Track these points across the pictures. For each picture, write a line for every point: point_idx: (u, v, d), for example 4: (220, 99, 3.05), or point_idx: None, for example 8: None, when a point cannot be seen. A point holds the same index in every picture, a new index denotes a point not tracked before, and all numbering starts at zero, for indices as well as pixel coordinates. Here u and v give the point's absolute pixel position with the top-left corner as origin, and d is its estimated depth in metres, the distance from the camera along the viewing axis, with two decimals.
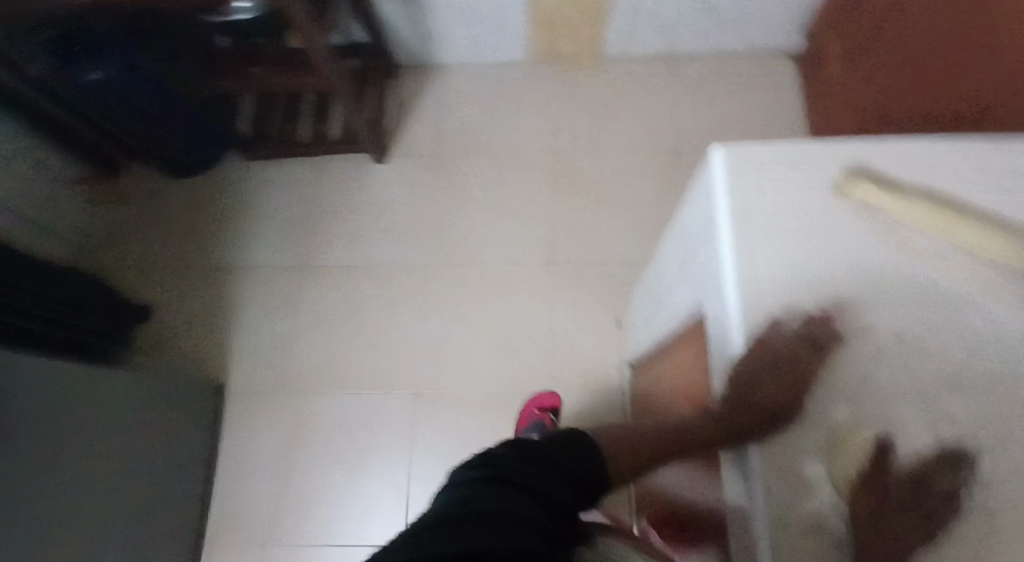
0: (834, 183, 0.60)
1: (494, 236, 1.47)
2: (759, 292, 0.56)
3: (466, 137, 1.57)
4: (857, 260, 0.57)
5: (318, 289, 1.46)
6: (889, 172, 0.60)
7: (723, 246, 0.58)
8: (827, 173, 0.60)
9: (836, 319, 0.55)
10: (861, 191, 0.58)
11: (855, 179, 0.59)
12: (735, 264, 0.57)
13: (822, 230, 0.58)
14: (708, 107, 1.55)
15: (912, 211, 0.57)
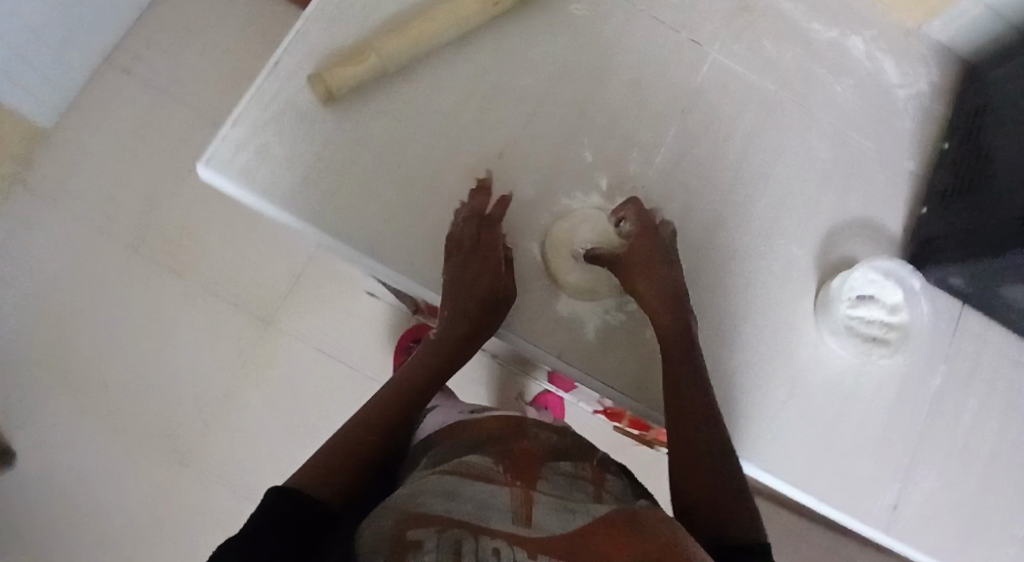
0: (267, 114, 0.66)
1: (195, 286, 1.14)
2: (372, 230, 0.65)
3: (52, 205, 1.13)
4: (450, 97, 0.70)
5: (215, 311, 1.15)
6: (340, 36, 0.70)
7: (334, 234, 0.65)
8: (291, 100, 0.67)
9: (485, 181, 0.66)
10: (256, 111, 0.66)
11: (292, 102, 0.66)
12: (353, 213, 0.65)
13: (307, 166, 0.65)
14: None
15: (355, 75, 0.66)
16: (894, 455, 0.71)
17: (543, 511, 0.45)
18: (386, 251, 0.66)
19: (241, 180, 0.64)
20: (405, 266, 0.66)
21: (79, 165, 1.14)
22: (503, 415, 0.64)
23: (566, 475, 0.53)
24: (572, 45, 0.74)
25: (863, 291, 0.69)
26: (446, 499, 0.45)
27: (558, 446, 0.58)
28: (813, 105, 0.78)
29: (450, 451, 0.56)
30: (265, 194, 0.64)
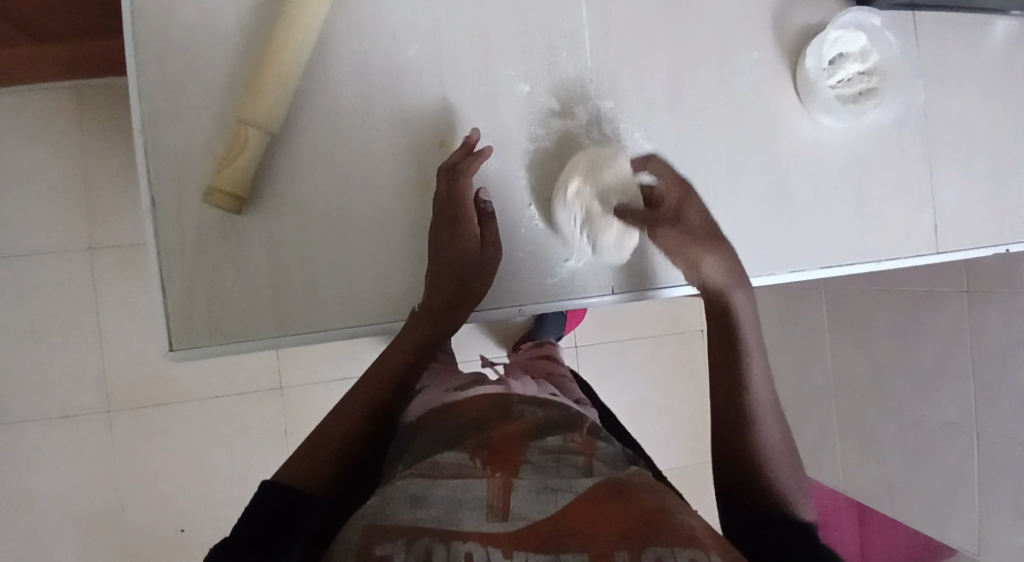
0: (179, 250, 0.55)
1: (105, 332, 1.22)
2: (334, 299, 0.58)
3: (88, 374, 1.22)
4: (377, 87, 0.59)
5: (255, 423, 1.29)
6: (206, 30, 0.56)
7: (337, 290, 0.58)
8: (195, 223, 0.55)
9: (471, 139, 0.60)
10: (158, 228, 0.55)
11: (187, 187, 0.55)
12: (315, 298, 0.58)
13: (247, 285, 0.56)
14: (27, 123, 1.18)
15: (244, 167, 0.54)
16: (905, 133, 0.72)
17: (522, 500, 0.44)
18: (342, 313, 0.58)
19: (217, 354, 0.56)
20: (380, 314, 0.59)
21: (18, 309, 1.19)
22: (488, 394, 0.62)
23: (552, 452, 0.51)
24: (519, 9, 0.63)
25: (835, 52, 0.68)
26: (410, 507, 0.43)
27: (544, 423, 0.57)
28: (789, 72, 0.70)
29: (432, 441, 0.53)
30: (215, 342, 0.56)
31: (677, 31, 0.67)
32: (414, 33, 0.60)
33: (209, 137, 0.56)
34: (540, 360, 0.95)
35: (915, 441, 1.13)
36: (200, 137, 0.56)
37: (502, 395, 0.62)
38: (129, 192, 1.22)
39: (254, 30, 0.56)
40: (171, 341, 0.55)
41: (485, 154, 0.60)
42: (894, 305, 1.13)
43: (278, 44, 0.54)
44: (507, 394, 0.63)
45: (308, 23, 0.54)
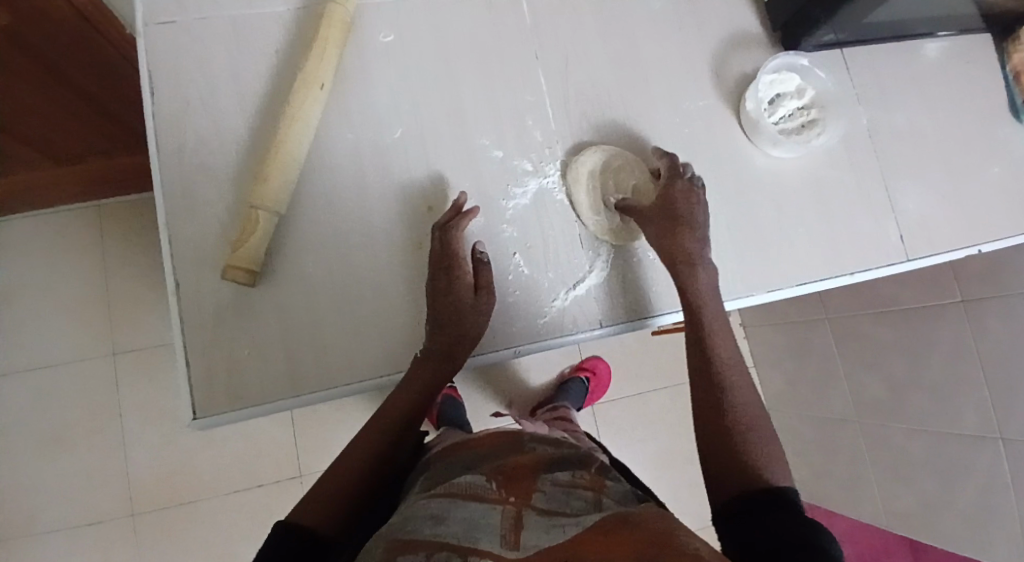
0: (202, 326, 0.61)
1: (130, 435, 1.26)
2: (343, 357, 0.63)
3: (115, 477, 1.25)
4: (368, 166, 0.67)
5: (281, 509, 1.29)
6: (216, 137, 0.65)
7: (348, 347, 0.63)
8: (215, 302, 0.62)
9: (459, 200, 0.66)
10: (183, 308, 0.61)
11: (206, 269, 0.62)
12: (326, 357, 0.63)
13: (264, 351, 0.62)
14: (56, 246, 1.28)
15: (256, 246, 0.61)
16: (854, 154, 0.79)
17: (532, 528, 0.47)
18: (354, 369, 0.63)
19: (241, 416, 0.61)
20: (387, 367, 0.64)
21: (47, 423, 1.24)
22: (502, 432, 0.67)
23: (563, 485, 0.54)
24: (486, 90, 0.72)
25: (774, 92, 0.77)
26: (432, 523, 0.46)
27: (555, 459, 0.60)
28: (735, 114, 0.78)
29: (448, 472, 0.57)
30: (236, 408, 0.60)
31: (629, 91, 0.76)
32: (397, 118, 0.69)
33: (225, 224, 0.63)
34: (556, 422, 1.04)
35: (941, 453, 1.12)
36: (217, 225, 0.63)
37: (514, 431, 0.67)
38: (150, 297, 1.30)
39: (258, 130, 0.65)
40: (196, 409, 0.60)
41: (473, 212, 0.65)
42: (897, 320, 1.16)
43: (279, 138, 0.62)
44: (518, 433, 0.67)
45: (305, 118, 0.63)
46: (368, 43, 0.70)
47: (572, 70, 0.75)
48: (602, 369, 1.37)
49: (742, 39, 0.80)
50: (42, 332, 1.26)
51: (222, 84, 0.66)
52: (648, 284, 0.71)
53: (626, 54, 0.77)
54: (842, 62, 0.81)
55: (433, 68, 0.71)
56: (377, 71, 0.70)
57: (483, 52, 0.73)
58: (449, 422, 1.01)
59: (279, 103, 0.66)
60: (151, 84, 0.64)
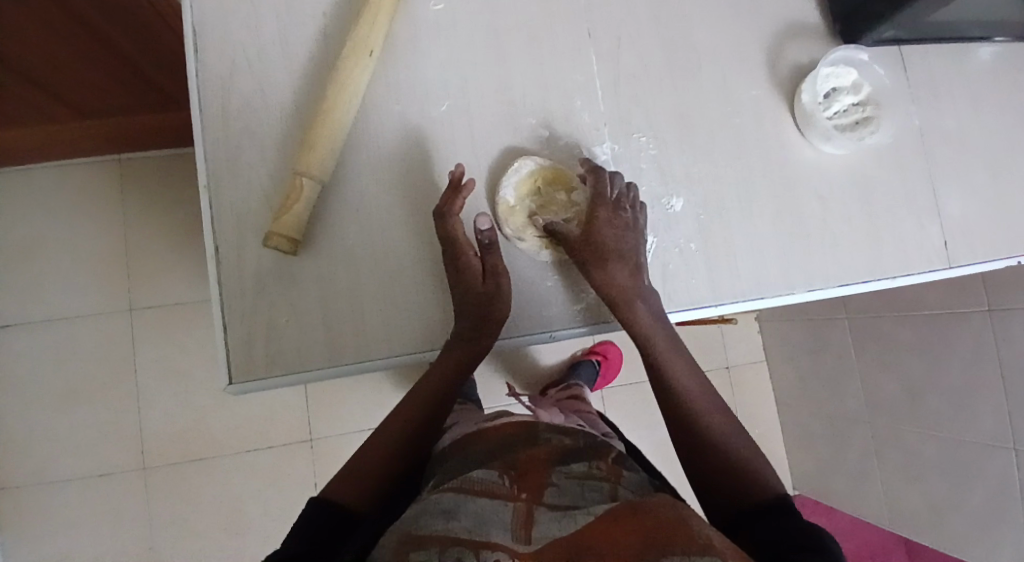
0: (240, 292, 0.60)
1: (144, 390, 1.27)
2: (379, 331, 0.63)
3: (129, 430, 1.26)
4: (413, 139, 0.66)
5: (290, 473, 1.31)
6: (261, 99, 0.63)
7: (385, 321, 0.63)
8: (254, 268, 0.61)
9: (454, 176, 0.63)
10: (223, 273, 0.60)
11: (247, 233, 0.61)
12: (363, 330, 0.62)
13: (302, 320, 0.61)
14: (79, 198, 1.28)
15: (300, 213, 0.60)
16: (904, 155, 0.77)
17: (542, 524, 0.47)
18: (390, 345, 0.63)
19: (277, 385, 0.61)
20: (421, 343, 0.64)
21: (63, 373, 1.25)
22: (518, 422, 0.66)
23: (578, 477, 0.54)
24: (535, 67, 0.70)
25: (830, 86, 0.75)
26: (443, 518, 0.46)
27: (570, 449, 0.60)
28: (786, 106, 0.75)
29: (465, 462, 0.57)
30: (272, 375, 0.60)
31: (680, 76, 0.74)
32: (442, 91, 0.67)
33: (267, 189, 0.62)
34: (567, 401, 1.02)
35: (952, 461, 1.12)
36: (259, 189, 0.62)
37: (530, 421, 0.66)
38: (169, 256, 1.30)
39: (303, 94, 0.64)
40: (235, 375, 0.60)
41: (470, 186, 0.62)
42: (919, 325, 1.15)
43: (327, 104, 0.61)
44: (535, 423, 0.66)
45: (354, 85, 0.62)
46: (417, 12, 0.68)
47: (623, 52, 0.73)
48: (615, 354, 1.37)
49: (799, 29, 0.77)
50: (62, 282, 1.26)
51: (269, 44, 0.64)
52: (685, 277, 0.70)
53: (680, 37, 0.74)
54: (899, 58, 0.79)
55: (482, 41, 0.69)
56: (426, 41, 0.68)
57: (534, 27, 0.71)
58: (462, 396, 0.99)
59: (325, 69, 0.64)
60: (196, 39, 0.63)
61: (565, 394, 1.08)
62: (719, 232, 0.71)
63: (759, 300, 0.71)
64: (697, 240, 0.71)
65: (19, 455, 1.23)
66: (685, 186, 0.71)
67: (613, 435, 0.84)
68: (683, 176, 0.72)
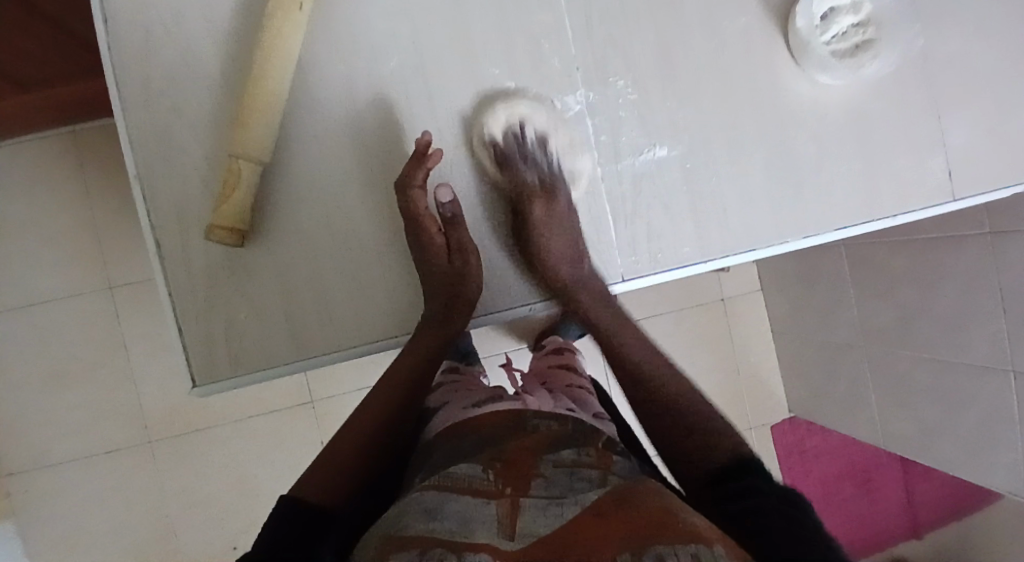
0: (192, 290, 0.56)
1: (134, 369, 1.25)
2: (347, 321, 0.58)
3: (119, 409, 1.25)
4: (362, 103, 0.59)
5: (287, 439, 1.30)
6: (185, 69, 0.56)
7: (354, 307, 0.59)
8: (201, 263, 0.56)
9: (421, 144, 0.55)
10: (169, 270, 0.56)
11: (189, 225, 0.56)
12: (328, 320, 0.58)
13: (263, 315, 0.57)
14: (31, 175, 1.20)
15: (242, 202, 0.54)
16: (907, 79, 0.70)
17: (527, 521, 0.43)
18: (360, 334, 0.59)
19: (244, 384, 0.57)
20: (394, 329, 0.60)
21: (47, 358, 1.22)
22: (504, 409, 0.63)
23: (568, 466, 0.50)
24: (495, 7, 0.62)
25: (826, 8, 0.67)
26: (424, 517, 0.43)
27: (560, 437, 0.56)
28: (778, 31, 0.68)
29: (448, 458, 0.53)
30: (237, 375, 0.57)
31: (659, 4, 0.65)
32: (390, 44, 0.60)
33: (204, 176, 0.56)
34: (556, 370, 0.94)
35: (950, 386, 1.10)
36: (196, 175, 0.56)
37: (517, 409, 0.62)
38: (136, 230, 1.24)
39: (231, 61, 0.56)
40: (200, 379, 0.56)
41: (436, 157, 0.56)
42: (914, 250, 1.10)
43: (257, 73, 0.54)
44: (520, 410, 0.62)
45: (285, 47, 0.54)
46: None
47: None
48: None
49: None
50: (26, 264, 1.21)
51: (187, 4, 0.56)
52: (674, 236, 0.65)
53: None
54: None
55: None
56: None
57: None
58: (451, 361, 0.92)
59: (253, 31, 0.57)
60: (102, 4, 0.55)
61: (553, 347, 1.05)
62: (707, 182, 0.66)
63: (751, 253, 0.67)
64: (683, 194, 0.65)
65: (18, 441, 1.22)
66: (670, 134, 0.65)
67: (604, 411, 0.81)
68: (668, 122, 0.65)
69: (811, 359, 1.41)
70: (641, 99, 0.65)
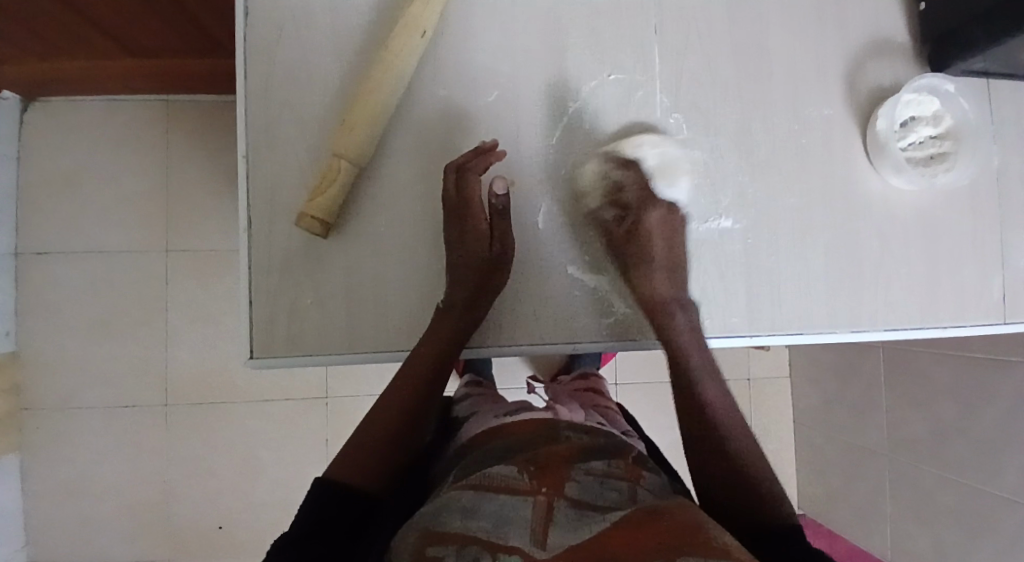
0: (270, 270, 0.60)
1: (172, 331, 1.29)
2: (403, 325, 0.62)
3: (149, 367, 1.29)
4: (456, 127, 0.63)
5: (298, 428, 1.33)
6: (307, 70, 0.61)
7: (410, 312, 0.62)
8: (280, 246, 0.60)
9: (483, 145, 0.61)
10: (253, 248, 0.60)
11: (280, 209, 0.60)
12: (386, 322, 0.61)
13: (327, 304, 0.60)
14: (121, 133, 1.27)
15: (335, 197, 0.58)
16: (975, 197, 0.72)
17: (560, 523, 0.45)
18: (409, 339, 0.62)
19: (297, 365, 0.60)
20: None
21: (95, 306, 1.27)
22: (536, 418, 0.65)
23: (597, 475, 0.51)
24: (594, 63, 0.66)
25: (907, 116, 0.69)
26: (462, 516, 0.45)
27: (592, 446, 0.57)
28: (856, 130, 0.70)
29: (483, 458, 0.55)
30: (291, 355, 0.60)
31: (748, 85, 0.69)
32: (492, 80, 0.64)
33: (304, 167, 0.61)
34: (584, 392, 0.95)
35: (971, 510, 1.08)
36: (296, 166, 0.61)
37: (548, 418, 0.65)
38: (204, 202, 1.30)
39: (348, 71, 0.62)
40: (261, 354, 0.59)
41: (499, 154, 0.61)
42: (957, 365, 1.09)
43: (372, 87, 0.58)
44: (554, 419, 0.65)
45: (401, 68, 0.59)
46: None
47: (691, 51, 0.68)
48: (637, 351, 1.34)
49: (885, 48, 0.71)
50: (95, 214, 1.27)
51: (320, 11, 0.62)
52: (726, 302, 0.67)
53: (754, 43, 0.69)
54: (985, 93, 0.73)
55: (541, 27, 0.65)
56: (481, 23, 0.64)
57: (598, 17, 0.66)
58: (471, 374, 0.98)
59: (372, 49, 0.62)
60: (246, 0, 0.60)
61: (576, 374, 1.06)
62: (764, 261, 0.68)
63: (798, 335, 0.67)
64: (740, 265, 0.67)
65: (50, 378, 1.27)
66: (739, 208, 0.68)
67: (631, 432, 0.83)
68: (740, 195, 0.68)
69: (830, 455, 1.38)
70: (717, 170, 0.67)
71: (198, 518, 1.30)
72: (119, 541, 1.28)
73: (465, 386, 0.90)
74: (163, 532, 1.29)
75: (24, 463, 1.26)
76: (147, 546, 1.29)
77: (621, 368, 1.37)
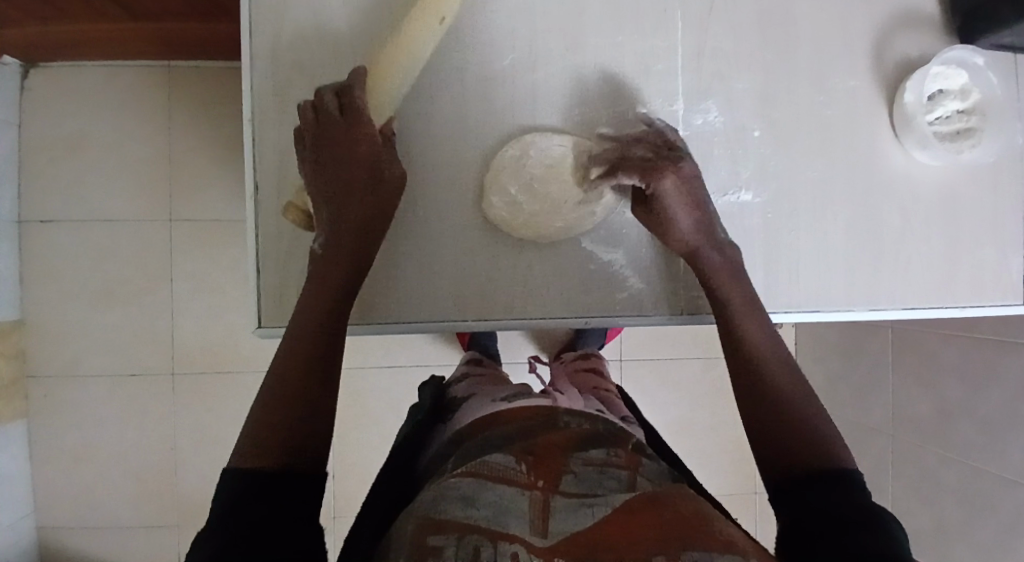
0: (278, 238, 0.59)
1: (176, 300, 1.28)
2: (414, 297, 0.61)
3: (154, 335, 1.29)
4: (469, 93, 0.61)
5: None
6: (316, 31, 0.59)
7: (420, 283, 0.61)
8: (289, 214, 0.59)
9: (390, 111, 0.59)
10: (261, 215, 0.59)
11: (288, 175, 0.59)
12: (396, 292, 0.61)
13: None
14: (122, 99, 1.25)
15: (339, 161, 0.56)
16: (1000, 174, 0.70)
17: (558, 513, 0.45)
18: (421, 310, 0.61)
19: None
20: (455, 310, 0.61)
21: (98, 273, 1.27)
22: (538, 405, 0.64)
23: (595, 464, 0.51)
24: (611, 30, 0.64)
25: (935, 89, 0.67)
26: (462, 505, 0.44)
27: (591, 434, 0.56)
28: (880, 103, 0.68)
29: (480, 447, 0.55)
30: None
31: (771, 54, 0.66)
32: (507, 44, 0.62)
33: None
34: (583, 375, 0.94)
35: (973, 490, 1.08)
36: None
37: (548, 405, 0.64)
38: (206, 170, 1.27)
39: (359, 33, 0.59)
40: (271, 322, 0.59)
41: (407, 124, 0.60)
42: (966, 347, 1.08)
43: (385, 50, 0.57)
44: (554, 407, 0.64)
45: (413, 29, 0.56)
46: None
47: (712, 17, 0.65)
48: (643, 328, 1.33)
49: (914, 17, 0.69)
50: (97, 182, 1.26)
51: None
52: None
53: (780, 10, 0.66)
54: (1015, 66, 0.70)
55: None
56: None
57: None
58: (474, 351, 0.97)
59: (382, 11, 0.60)
60: None
61: (578, 353, 1.05)
62: (781, 237, 0.66)
63: (815, 313, 0.66)
64: (757, 242, 0.66)
65: (55, 345, 1.27)
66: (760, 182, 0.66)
67: (630, 416, 0.83)
68: (760, 168, 0.66)
69: None
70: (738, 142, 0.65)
71: (203, 486, 1.31)
72: (125, 506, 1.30)
73: (464, 365, 0.88)
74: (168, 497, 1.31)
75: (31, 430, 1.27)
76: (153, 511, 1.30)
77: (626, 345, 1.36)
